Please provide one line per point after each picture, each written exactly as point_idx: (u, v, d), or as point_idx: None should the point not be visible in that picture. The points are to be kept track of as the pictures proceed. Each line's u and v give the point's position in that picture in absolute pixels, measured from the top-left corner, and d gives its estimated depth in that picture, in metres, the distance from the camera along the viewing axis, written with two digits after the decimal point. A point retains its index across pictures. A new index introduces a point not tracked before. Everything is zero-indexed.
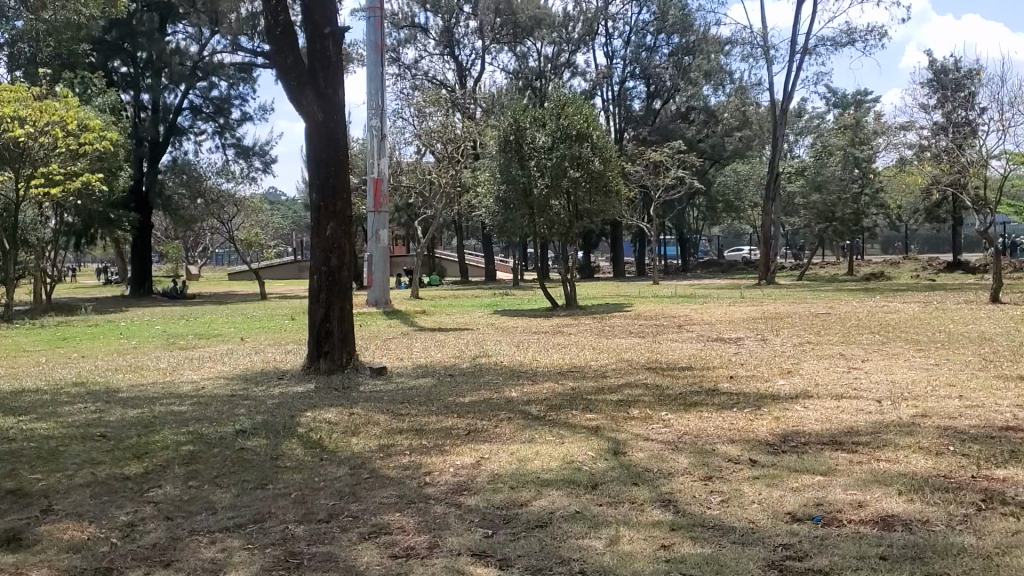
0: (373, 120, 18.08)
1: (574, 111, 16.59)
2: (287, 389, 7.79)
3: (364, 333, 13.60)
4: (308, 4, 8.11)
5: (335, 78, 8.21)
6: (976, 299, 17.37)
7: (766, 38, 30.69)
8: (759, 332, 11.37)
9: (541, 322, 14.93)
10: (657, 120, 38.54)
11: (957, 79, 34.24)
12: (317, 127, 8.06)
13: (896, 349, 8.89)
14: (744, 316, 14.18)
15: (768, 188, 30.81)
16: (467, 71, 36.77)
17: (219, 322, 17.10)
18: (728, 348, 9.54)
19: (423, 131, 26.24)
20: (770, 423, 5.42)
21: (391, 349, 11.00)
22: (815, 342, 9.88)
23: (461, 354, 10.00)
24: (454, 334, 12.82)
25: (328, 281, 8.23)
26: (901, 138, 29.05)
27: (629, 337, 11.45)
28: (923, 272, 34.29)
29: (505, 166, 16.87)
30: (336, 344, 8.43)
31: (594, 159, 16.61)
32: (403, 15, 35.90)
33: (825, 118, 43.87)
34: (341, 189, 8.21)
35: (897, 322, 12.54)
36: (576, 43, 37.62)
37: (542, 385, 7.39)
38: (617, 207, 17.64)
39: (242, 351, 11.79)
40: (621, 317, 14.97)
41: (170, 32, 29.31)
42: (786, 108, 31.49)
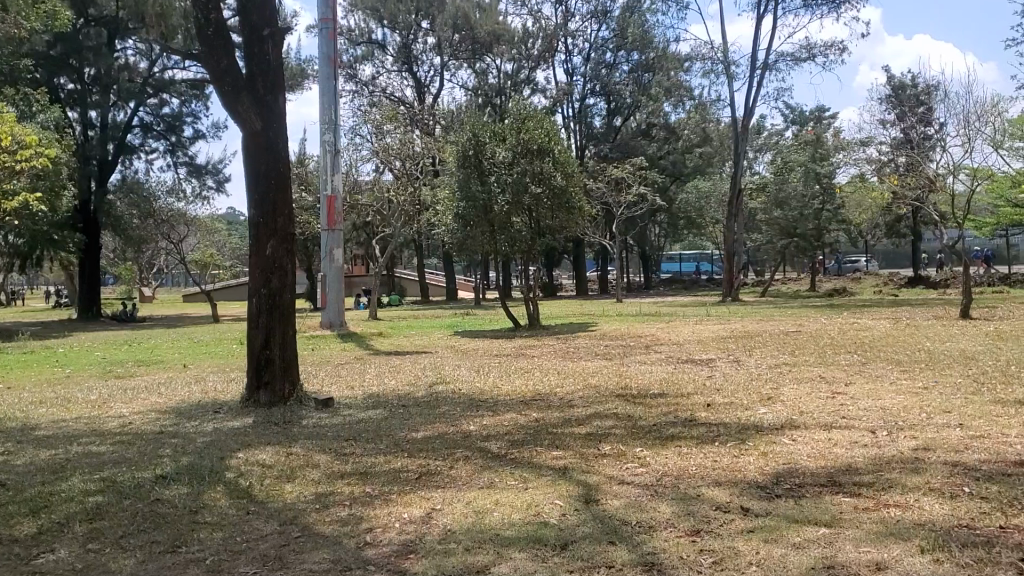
0: (326, 135, 17.42)
1: (535, 126, 16.09)
2: (221, 425, 7.07)
3: (316, 359, 12.84)
4: (245, 3, 7.46)
5: (276, 84, 7.56)
6: (946, 314, 17.02)
7: (726, 54, 30.54)
8: (731, 353, 10.81)
9: (503, 343, 14.27)
10: (618, 137, 38.21)
11: (914, 95, 34.43)
12: (255, 137, 7.41)
13: (878, 371, 8.40)
14: (713, 335, 13.67)
15: (731, 204, 30.54)
16: (425, 88, 36.26)
17: (164, 347, 16.23)
18: (700, 372, 8.98)
19: (380, 148, 25.55)
20: (758, 461, 4.83)
21: (341, 376, 10.29)
22: (791, 363, 9.34)
23: (416, 381, 9.33)
24: (410, 359, 12.11)
25: (268, 304, 7.56)
26: (861, 153, 29.02)
27: (595, 360, 10.82)
28: (885, 288, 34.15)
29: (463, 182, 16.29)
30: (277, 374, 7.73)
31: (555, 175, 16.10)
32: (360, 31, 35.29)
33: (784, 135, 43.89)
34: (282, 205, 7.55)
35: (871, 340, 12.10)
36: (536, 59, 37.37)
37: (502, 416, 6.76)
38: (580, 224, 17.10)
39: (180, 380, 10.99)
40: (585, 337, 14.37)
41: (119, 48, 28.28)
42: (746, 124, 31.30)
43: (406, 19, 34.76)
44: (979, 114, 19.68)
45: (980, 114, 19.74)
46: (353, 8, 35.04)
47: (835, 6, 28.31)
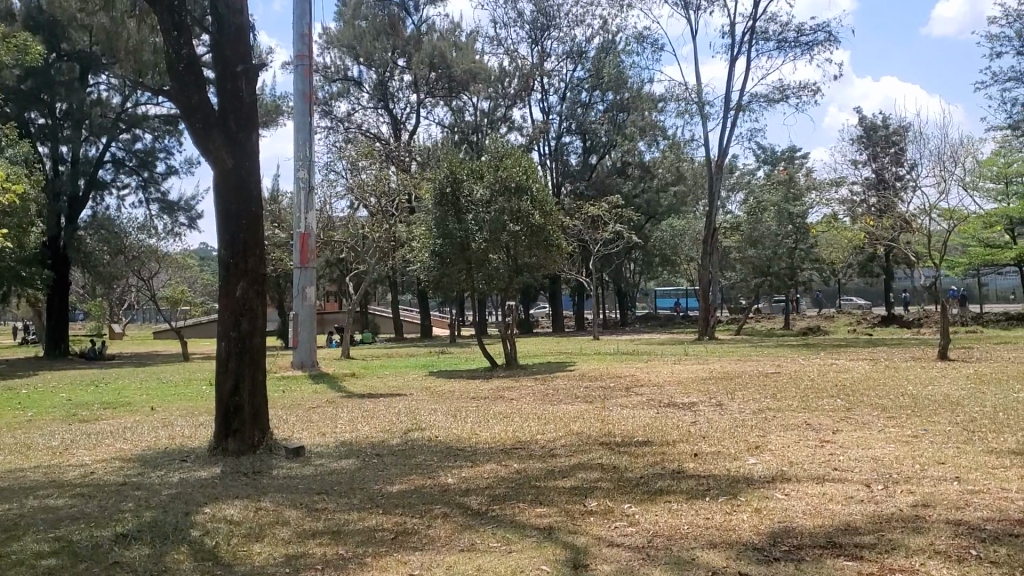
0: (301, 172, 17.21)
1: (514, 164, 15.99)
2: (188, 476, 6.75)
3: (288, 401, 12.48)
4: (218, 39, 7.27)
5: (249, 122, 7.37)
6: (924, 356, 16.98)
7: (701, 94, 30.77)
8: (713, 395, 10.63)
9: (480, 385, 14.01)
10: (593, 175, 38.30)
11: (885, 136, 34.87)
12: (226, 175, 7.18)
13: (863, 416, 8.25)
14: (693, 376, 13.51)
15: (707, 243, 30.58)
16: (401, 125, 36.22)
17: (131, 388, 15.79)
18: (682, 416, 8.78)
19: (356, 185, 25.35)
20: (752, 519, 4.62)
21: (313, 420, 9.97)
22: (774, 408, 9.16)
23: (391, 426, 9.06)
24: (384, 401, 11.82)
25: (238, 347, 7.29)
26: (834, 193, 29.25)
27: (575, 403, 10.59)
28: (859, 326, 34.27)
29: (440, 221, 16.05)
30: (246, 421, 7.43)
31: (533, 213, 15.98)
32: (336, 68, 35.25)
33: (757, 175, 44.24)
34: (254, 245, 7.31)
35: (851, 383, 11.99)
36: (512, 97, 37.50)
37: (481, 466, 6.51)
38: (558, 262, 16.97)
39: (146, 424, 10.61)
40: (564, 378, 14.15)
41: (92, 83, 27.97)
42: (721, 163, 31.47)
43: (383, 57, 34.77)
44: (951, 156, 19.88)
45: (951, 156, 19.93)
46: (330, 45, 35.02)
47: (809, 49, 28.68)
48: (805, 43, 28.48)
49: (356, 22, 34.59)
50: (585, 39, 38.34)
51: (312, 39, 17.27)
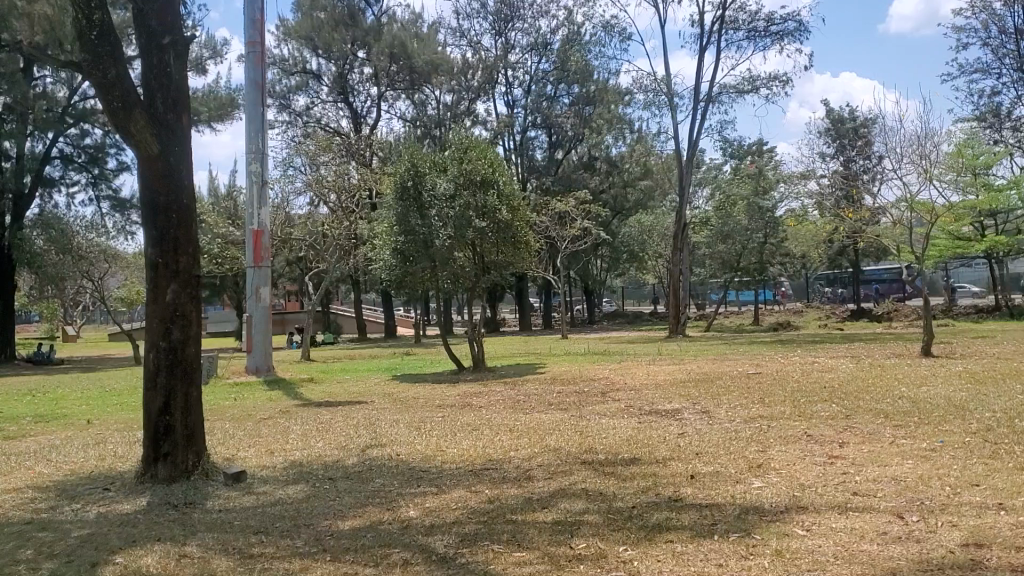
0: (252, 165, 16.24)
1: (479, 156, 15.16)
2: (110, 511, 5.83)
3: (237, 413, 11.50)
4: (142, 6, 6.31)
5: (180, 103, 6.45)
6: (905, 352, 16.36)
7: (668, 85, 30.19)
8: (697, 401, 9.85)
9: (445, 390, 13.15)
10: (560, 169, 37.57)
11: (853, 128, 34.60)
12: (152, 163, 6.27)
13: (865, 425, 7.55)
14: (670, 379, 12.78)
15: (676, 237, 29.93)
16: (362, 119, 35.28)
17: (71, 397, 14.70)
18: (667, 427, 8.00)
19: (315, 181, 24.43)
20: (773, 569, 3.83)
21: (261, 436, 9.05)
22: (767, 416, 8.40)
23: (347, 443, 8.17)
24: (341, 412, 10.90)
25: (167, 360, 6.35)
26: (801, 186, 28.93)
27: (549, 412, 9.75)
28: (829, 321, 33.89)
29: (401, 216, 15.12)
30: (178, 442, 6.50)
31: (501, 208, 15.11)
32: (294, 61, 34.16)
33: (723, 168, 43.77)
34: (185, 242, 6.41)
35: (839, 384, 11.28)
36: (476, 90, 36.77)
37: (448, 494, 5.66)
38: (527, 260, 16.18)
39: (76, 441, 9.60)
40: (535, 382, 13.33)
41: (36, 75, 26.62)
42: (691, 157, 30.88)
43: (342, 49, 33.71)
44: (924, 145, 19.46)
45: (926, 145, 19.50)
46: (287, 37, 33.91)
47: (777, 39, 28.25)
48: (773, 33, 28.05)
49: (313, 14, 33.66)
50: (549, 31, 37.66)
51: (265, 25, 16.37)
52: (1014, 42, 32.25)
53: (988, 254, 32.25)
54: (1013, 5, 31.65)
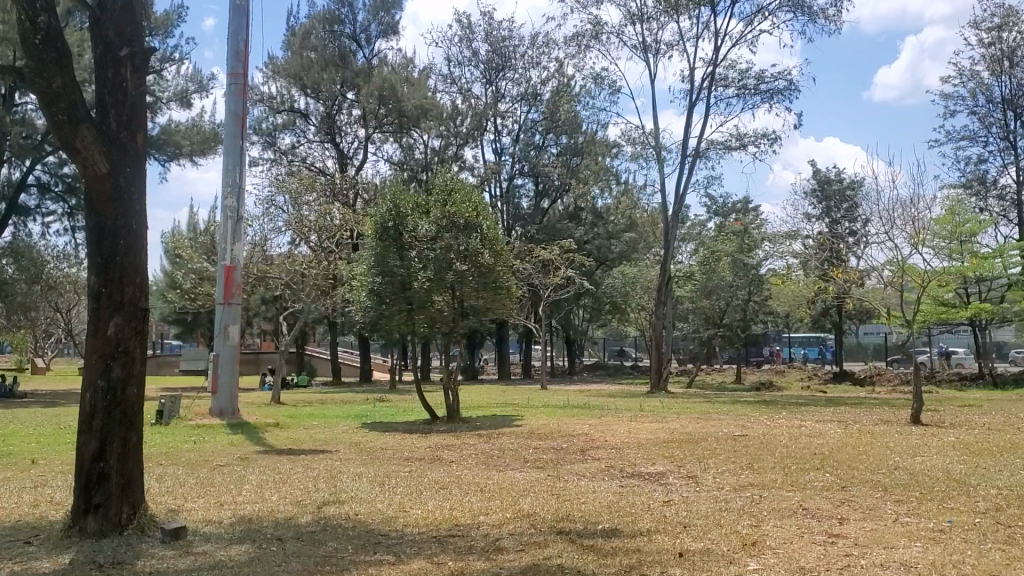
0: (228, 200, 15.68)
1: (463, 198, 14.68)
2: (26, 570, 5.18)
3: (194, 458, 10.81)
4: (99, 15, 5.82)
5: (136, 119, 5.94)
6: (894, 419, 15.88)
7: (657, 139, 30.03)
8: (681, 465, 9.30)
9: (416, 441, 12.50)
10: (545, 219, 37.33)
11: (839, 190, 34.56)
12: (99, 183, 5.75)
13: (864, 499, 7.02)
14: (652, 438, 12.23)
15: (660, 291, 29.52)
16: (348, 160, 34.93)
17: (22, 434, 13.90)
18: (650, 493, 7.46)
19: (296, 220, 23.93)
20: None
21: (214, 486, 8.39)
22: (757, 484, 7.86)
23: (304, 498, 7.53)
24: (305, 461, 10.25)
25: (105, 401, 5.74)
26: (786, 245, 28.73)
27: (524, 470, 9.17)
28: (813, 383, 33.42)
29: (380, 257, 14.68)
30: (112, 494, 5.84)
31: (482, 252, 14.65)
32: (282, 99, 33.79)
33: (708, 224, 43.59)
34: (132, 270, 5.85)
35: (829, 451, 10.76)
36: (464, 136, 36.62)
37: (406, 564, 5.05)
38: (509, 306, 15.62)
39: (14, 485, 8.88)
40: (510, 436, 12.73)
41: (17, 102, 26.06)
42: (677, 212, 30.56)
43: (330, 89, 33.44)
44: (915, 208, 19.22)
45: (916, 209, 19.29)
46: (276, 75, 33.61)
47: (767, 98, 28.21)
48: (764, 91, 28.04)
49: (304, 53, 33.45)
50: (539, 81, 37.65)
51: (249, 57, 16.01)
52: (1001, 112, 32.40)
53: (971, 321, 32.05)
54: (1000, 75, 31.86)
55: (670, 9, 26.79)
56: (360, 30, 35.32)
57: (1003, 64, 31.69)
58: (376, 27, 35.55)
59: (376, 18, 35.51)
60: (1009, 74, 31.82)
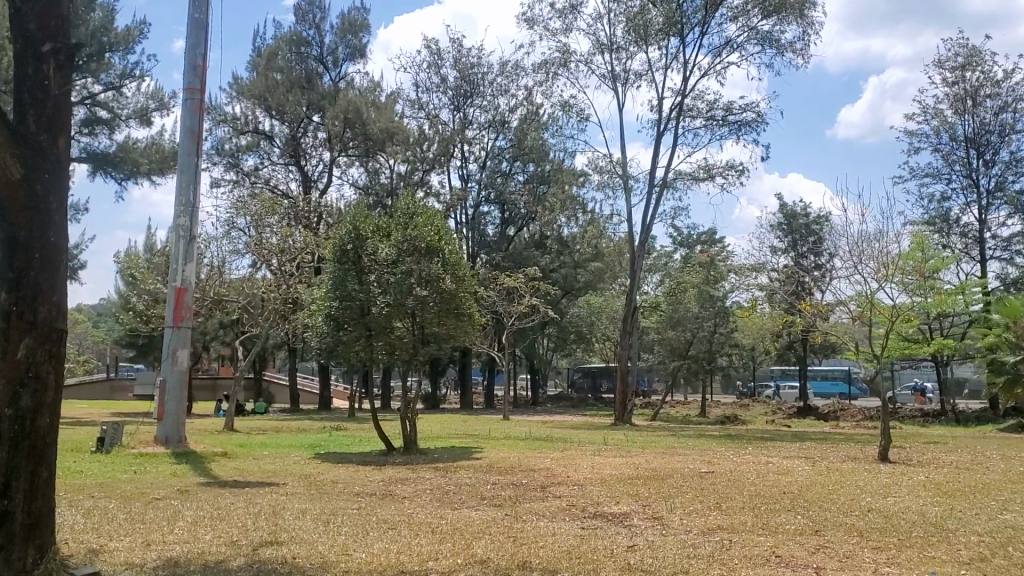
0: (181, 218, 15.07)
1: (425, 222, 14.21)
2: None
3: (130, 490, 10.13)
4: (20, 5, 5.34)
5: (58, 123, 5.43)
6: (862, 457, 15.53)
7: (626, 169, 29.85)
8: (647, 505, 8.83)
9: (370, 475, 11.92)
10: (511, 247, 37.00)
11: (805, 224, 34.60)
12: (14, 190, 5.23)
13: (840, 546, 6.60)
14: (616, 474, 11.76)
15: (626, 323, 29.15)
16: (312, 183, 34.36)
17: None
18: (614, 537, 6.98)
19: (256, 244, 23.32)
20: None
21: (144, 523, 7.75)
22: (726, 528, 7.41)
23: (239, 538, 6.93)
24: (247, 496, 9.61)
25: (11, 430, 5.14)
26: (754, 278, 28.63)
27: (480, 508, 8.64)
28: (777, 417, 33.18)
29: (338, 281, 14.16)
30: (15, 536, 5.17)
31: (445, 277, 14.16)
32: (245, 120, 33.15)
33: (673, 255, 43.46)
34: (46, 288, 5.31)
35: (799, 491, 10.35)
36: (430, 162, 36.26)
37: None
38: (470, 335, 15.11)
39: None
40: (470, 470, 12.18)
41: None
42: (644, 242, 30.27)
43: (295, 111, 32.96)
44: (883, 243, 19.05)
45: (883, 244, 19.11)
46: (240, 95, 32.93)
47: (735, 130, 28.20)
48: (732, 123, 28.00)
49: (269, 74, 32.97)
50: (508, 109, 37.43)
51: (208, 72, 15.53)
52: (963, 150, 32.68)
53: (934, 357, 32.03)
54: (963, 115, 32.14)
55: (639, 39, 26.72)
56: (327, 53, 34.93)
57: (966, 103, 32.01)
58: (343, 49, 35.16)
59: (343, 41, 35.13)
60: (971, 113, 32.10)
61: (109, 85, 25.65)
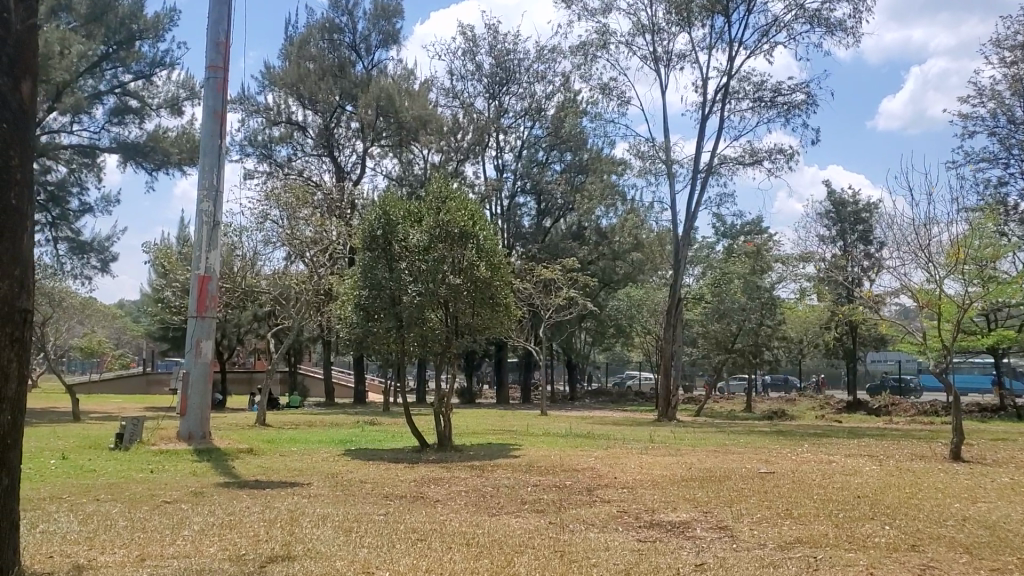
0: (204, 203, 14.31)
1: (458, 206, 13.31)
2: None
3: (140, 492, 9.31)
4: None
5: (20, 63, 4.61)
6: (932, 456, 14.34)
7: (667, 153, 28.72)
8: (709, 511, 7.82)
9: (402, 474, 11.05)
10: (547, 238, 36.09)
11: (854, 211, 33.23)
12: None
13: (948, 566, 5.57)
14: (667, 475, 10.75)
15: (669, 314, 28.08)
16: (345, 174, 33.63)
17: None
18: (677, 554, 6.00)
19: (289, 236, 22.56)
20: None
21: (146, 532, 6.90)
22: (808, 542, 6.37)
23: (247, 552, 6.05)
24: (265, 499, 8.73)
25: None
26: (802, 269, 27.42)
27: (520, 516, 7.70)
28: (826, 412, 31.91)
29: (367, 268, 13.30)
30: None
31: (479, 265, 13.28)
32: (278, 110, 32.44)
33: (716, 246, 42.19)
34: (5, 257, 4.51)
35: (875, 495, 9.26)
36: (465, 151, 35.39)
37: None
38: (507, 326, 14.19)
39: None
40: (508, 470, 11.26)
41: None
42: (687, 233, 29.07)
43: (327, 99, 32.26)
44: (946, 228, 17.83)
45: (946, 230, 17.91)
46: (272, 84, 32.26)
47: (783, 112, 26.97)
48: (781, 104, 26.73)
49: (301, 63, 32.21)
50: (544, 96, 36.39)
51: (230, 50, 14.76)
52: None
53: (993, 349, 30.51)
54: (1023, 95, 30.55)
55: (681, 19, 25.54)
56: (360, 39, 34.12)
57: None
58: (376, 36, 34.35)
59: (376, 27, 34.32)
60: None
61: (140, 74, 25.04)
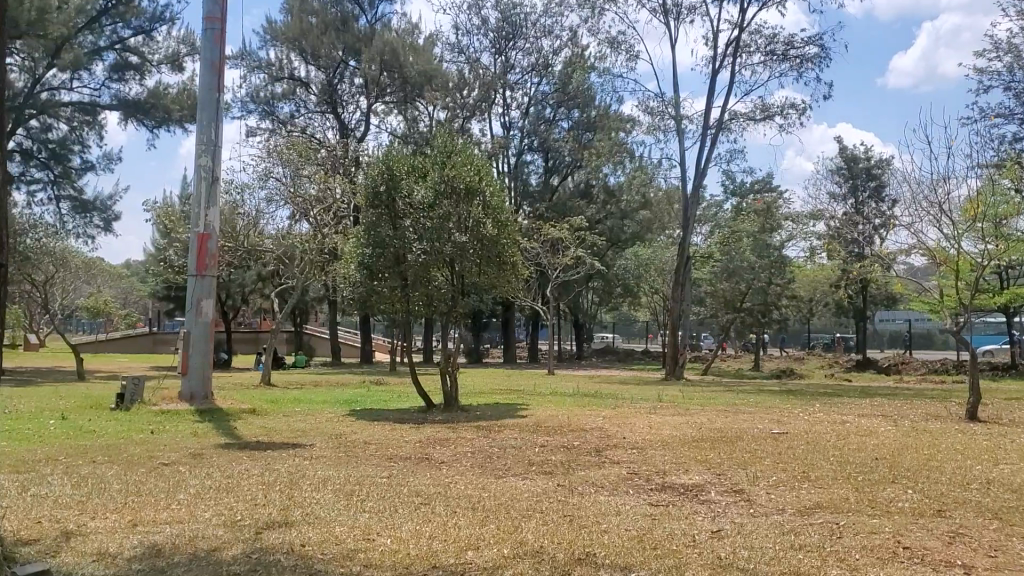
0: (202, 159, 13.94)
1: (464, 161, 12.89)
2: None
3: (137, 454, 9.08)
4: None
5: None
6: (946, 416, 14.07)
7: (676, 109, 28.19)
8: (723, 474, 7.54)
9: (406, 435, 10.81)
10: (554, 196, 35.68)
11: (866, 168, 32.74)
12: None
13: (978, 533, 5.29)
14: (677, 435, 10.49)
15: (678, 272, 27.77)
16: (349, 131, 33.18)
17: None
18: (692, 519, 5.72)
19: (293, 194, 22.21)
20: None
21: (139, 496, 6.66)
22: (829, 507, 6.09)
23: (243, 517, 5.80)
24: (264, 461, 8.48)
25: None
26: (813, 227, 27.02)
27: (528, 478, 7.44)
28: (835, 371, 31.68)
29: (370, 226, 12.93)
30: None
31: (485, 223, 12.93)
32: (280, 66, 31.91)
33: (725, 204, 41.70)
34: None
35: (893, 456, 8.97)
36: (471, 108, 34.88)
37: None
38: (514, 285, 13.87)
39: None
40: (514, 430, 11.01)
41: None
42: (696, 190, 28.63)
43: (330, 55, 31.70)
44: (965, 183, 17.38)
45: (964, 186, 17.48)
46: (274, 39, 31.72)
47: (795, 66, 26.39)
48: (794, 57, 26.15)
49: (304, 17, 31.54)
50: (552, 51, 35.74)
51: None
52: None
53: (1006, 307, 30.16)
54: None
55: None
56: None
57: None
58: None
59: None
60: None
61: (139, 29, 24.51)
